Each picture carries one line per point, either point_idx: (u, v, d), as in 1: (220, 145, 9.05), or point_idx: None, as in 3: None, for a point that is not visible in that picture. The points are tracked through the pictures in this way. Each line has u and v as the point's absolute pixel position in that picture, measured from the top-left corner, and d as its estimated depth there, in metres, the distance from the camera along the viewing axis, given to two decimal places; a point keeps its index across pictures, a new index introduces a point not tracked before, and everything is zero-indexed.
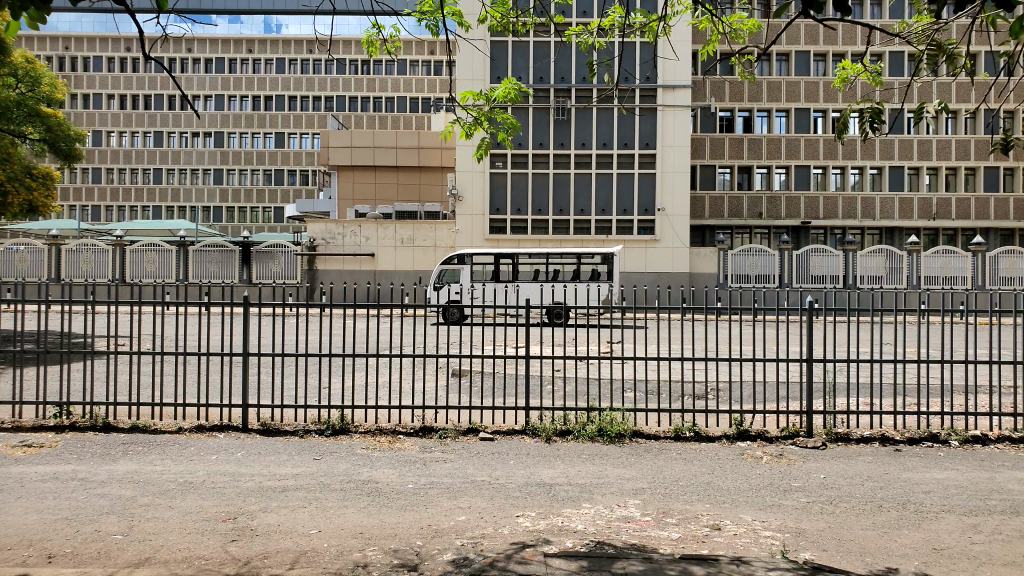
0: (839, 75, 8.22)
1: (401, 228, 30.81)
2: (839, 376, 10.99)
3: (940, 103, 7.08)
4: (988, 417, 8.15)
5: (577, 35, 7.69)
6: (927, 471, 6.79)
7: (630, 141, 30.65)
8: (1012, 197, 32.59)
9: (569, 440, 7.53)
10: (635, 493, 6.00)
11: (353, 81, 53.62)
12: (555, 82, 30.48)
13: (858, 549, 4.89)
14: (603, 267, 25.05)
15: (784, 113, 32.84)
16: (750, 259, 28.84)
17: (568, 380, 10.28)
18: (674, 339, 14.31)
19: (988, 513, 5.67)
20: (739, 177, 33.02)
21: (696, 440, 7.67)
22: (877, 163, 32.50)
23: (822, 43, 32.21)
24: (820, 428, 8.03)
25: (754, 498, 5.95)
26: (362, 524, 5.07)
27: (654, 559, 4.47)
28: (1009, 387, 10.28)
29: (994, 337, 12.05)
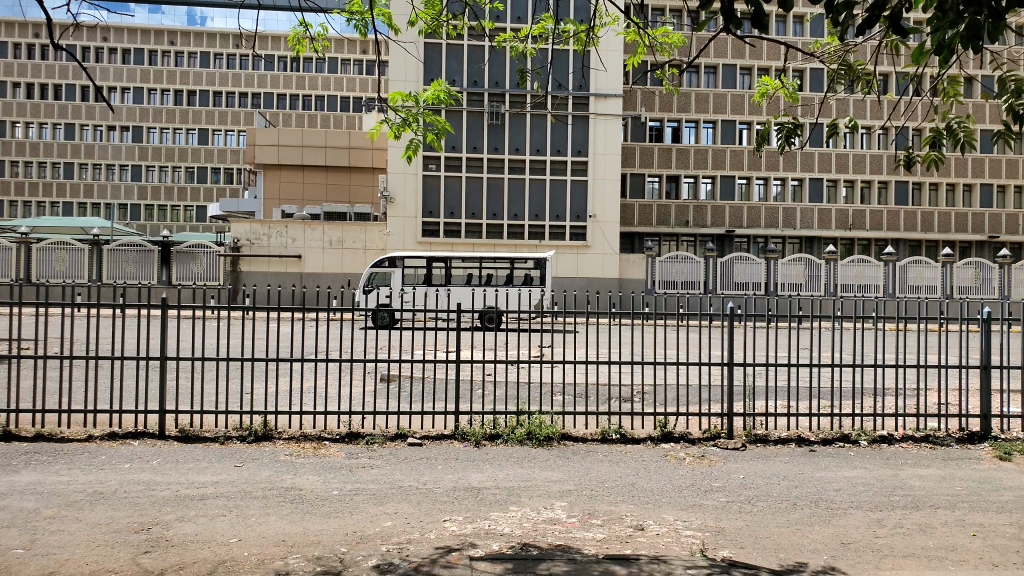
0: (760, 90, 8.47)
1: (329, 229, 30.27)
2: (759, 380, 11.37)
3: (853, 120, 7.40)
4: (895, 418, 8.55)
5: (507, 42, 7.72)
6: (838, 470, 7.07)
7: (563, 147, 30.97)
8: (920, 211, 34.29)
9: (497, 444, 7.54)
10: (562, 496, 6.05)
11: (281, 79, 52.41)
12: (489, 87, 30.59)
13: (774, 546, 5.04)
14: (536, 272, 25.25)
15: (712, 123, 33.71)
16: (678, 265, 29.75)
17: (496, 385, 10.28)
18: (603, 344, 14.54)
19: (894, 508, 5.94)
20: (667, 186, 33.80)
21: (622, 442, 7.79)
22: (798, 175, 33.78)
23: (747, 57, 33.31)
24: (741, 430, 8.26)
25: (676, 498, 6.08)
26: (284, 532, 4.95)
27: (577, 560, 4.51)
28: (915, 390, 10.79)
29: (905, 341, 12.60)
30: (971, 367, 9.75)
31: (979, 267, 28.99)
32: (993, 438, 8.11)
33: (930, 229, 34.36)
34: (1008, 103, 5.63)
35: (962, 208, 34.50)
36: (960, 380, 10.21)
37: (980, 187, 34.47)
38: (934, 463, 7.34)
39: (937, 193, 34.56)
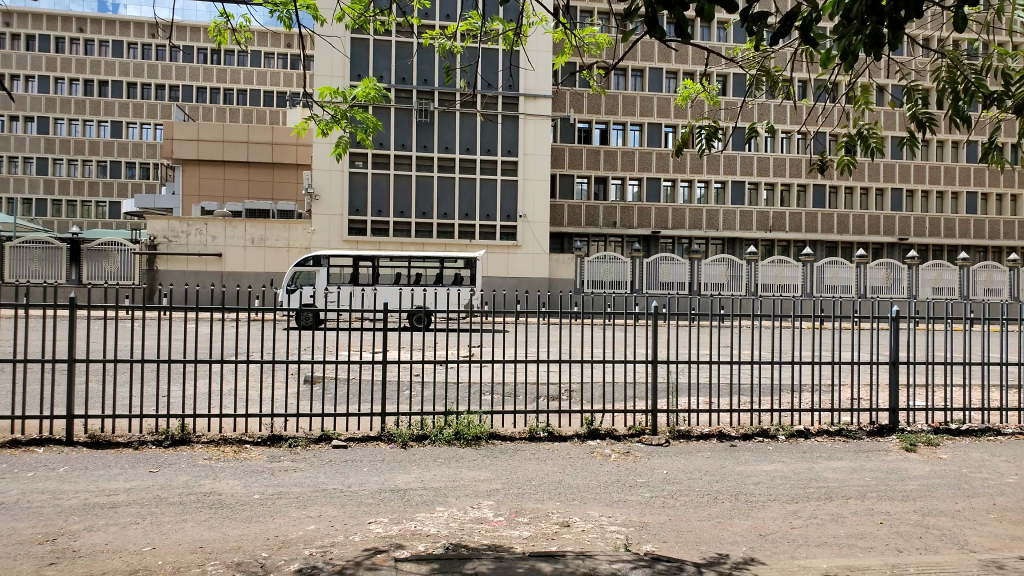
0: (682, 93, 8.64)
1: (251, 228, 29.55)
2: (684, 378, 11.65)
3: (770, 124, 7.63)
4: (811, 413, 8.87)
5: (436, 40, 7.65)
6: (758, 464, 7.30)
7: (492, 146, 31.01)
8: (836, 214, 35.76)
9: (425, 445, 7.49)
10: (489, 495, 6.05)
11: (200, 71, 50.58)
12: (418, 84, 30.34)
13: (695, 539, 5.16)
14: (466, 272, 25.23)
15: (638, 126, 34.37)
16: (606, 265, 30.12)
17: (423, 386, 10.21)
18: (533, 344, 14.67)
19: (809, 500, 6.16)
20: (595, 187, 34.22)
21: (549, 440, 7.85)
22: (721, 178, 34.74)
23: (673, 61, 34.10)
24: (664, 426, 8.44)
25: (601, 494, 6.17)
26: (202, 538, 4.80)
27: (503, 558, 4.52)
28: (831, 387, 11.22)
29: (821, 340, 13.12)
30: (880, 364, 10.24)
31: (889, 267, 30.33)
32: (900, 431, 8.54)
33: (846, 232, 35.88)
34: (913, 110, 5.94)
35: (875, 211, 36.13)
36: (872, 376, 10.70)
37: (891, 191, 36.17)
38: (845, 456, 7.65)
39: (853, 197, 36.02)
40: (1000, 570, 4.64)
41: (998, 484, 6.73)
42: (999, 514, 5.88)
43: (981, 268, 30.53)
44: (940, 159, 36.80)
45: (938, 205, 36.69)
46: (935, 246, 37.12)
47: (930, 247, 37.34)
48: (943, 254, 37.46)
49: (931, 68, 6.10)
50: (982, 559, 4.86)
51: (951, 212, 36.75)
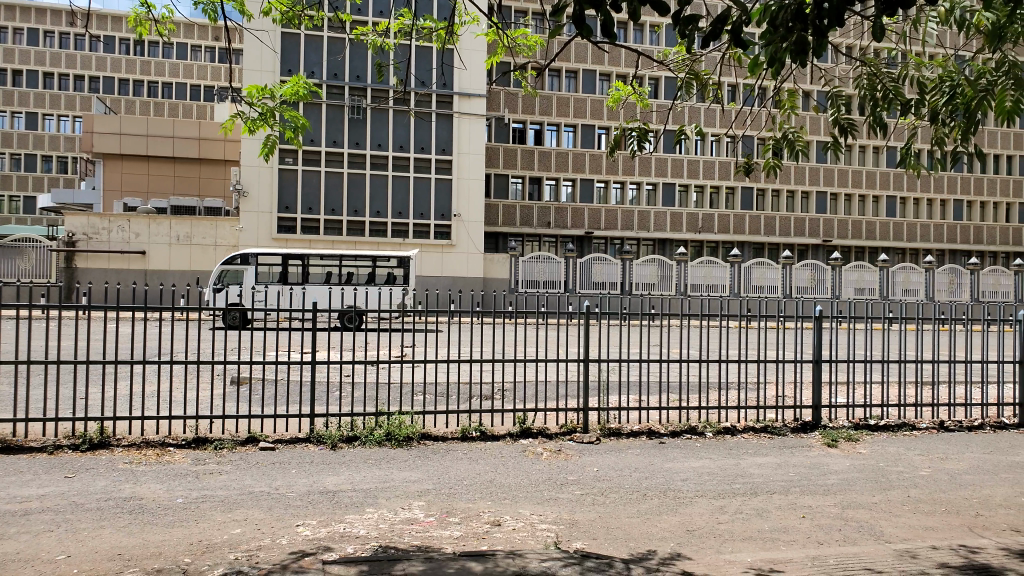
0: (613, 95, 8.80)
1: (177, 224, 28.67)
2: (615, 377, 11.85)
3: (697, 126, 7.80)
4: (737, 411, 9.12)
5: (366, 37, 7.56)
6: (685, 461, 7.48)
7: (426, 145, 30.90)
8: (763, 216, 36.86)
9: (355, 446, 7.42)
10: (420, 495, 6.04)
11: (122, 62, 48.68)
12: (350, 81, 29.98)
13: (625, 536, 5.27)
14: (399, 270, 24.97)
15: (572, 127, 34.73)
16: (540, 265, 30.37)
17: (355, 387, 10.13)
18: (467, 344, 14.75)
19: (733, 495, 6.35)
20: (530, 188, 34.41)
21: (482, 440, 7.87)
22: (653, 180, 35.45)
23: (606, 64, 34.55)
24: (595, 424, 8.56)
25: (533, 493, 6.23)
26: (120, 544, 4.65)
27: (434, 558, 4.51)
28: (757, 384, 11.57)
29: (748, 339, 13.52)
30: (805, 362, 10.60)
31: (814, 268, 31.38)
32: (822, 427, 8.86)
33: (772, 233, 37.01)
34: (835, 116, 6.23)
35: (800, 213, 37.36)
36: (796, 374, 11.08)
37: (815, 195, 37.49)
38: (769, 452, 7.92)
39: (779, 200, 37.19)
40: (913, 559, 4.88)
41: (912, 476, 7.07)
42: (912, 505, 6.18)
43: (900, 270, 31.93)
44: (862, 164, 38.21)
45: (859, 208, 38.14)
46: (856, 248, 38.62)
47: (852, 249, 38.83)
48: (865, 256, 38.99)
49: (852, 74, 6.36)
50: (897, 548, 5.10)
51: (872, 216, 38.29)
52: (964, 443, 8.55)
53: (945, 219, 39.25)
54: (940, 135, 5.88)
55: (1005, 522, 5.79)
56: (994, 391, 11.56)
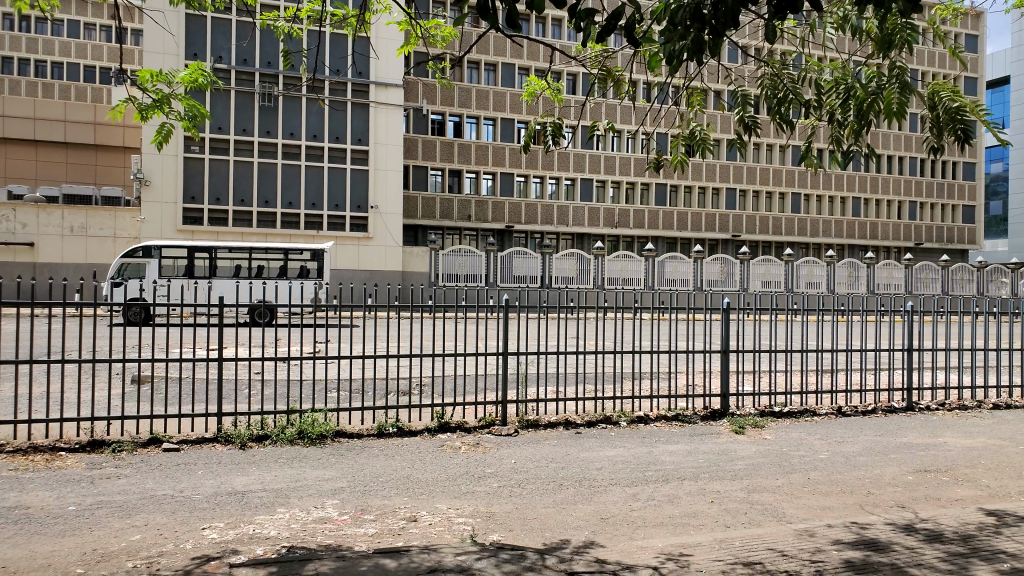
0: (528, 89, 8.77)
1: (70, 215, 27.35)
2: (531, 369, 11.97)
3: (611, 121, 7.85)
4: (652, 400, 9.30)
5: (273, 22, 7.25)
6: (600, 450, 7.58)
7: (341, 135, 30.28)
8: (676, 211, 37.96)
9: (265, 445, 7.19)
10: (333, 493, 5.90)
11: (7, 39, 45.16)
12: (260, 67, 29.03)
13: (540, 526, 5.28)
14: (312, 264, 24.27)
15: (491, 121, 34.64)
16: (460, 259, 30.09)
17: (265, 384, 9.85)
18: (387, 339, 14.61)
19: (646, 483, 6.47)
20: (449, 180, 34.17)
21: (398, 436, 7.76)
22: (571, 175, 35.92)
23: (525, 58, 34.55)
24: (514, 416, 8.58)
25: (449, 487, 6.18)
26: (4, 557, 4.35)
27: (346, 556, 4.39)
28: (670, 375, 11.84)
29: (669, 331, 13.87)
30: (714, 352, 10.91)
31: (724, 262, 32.42)
32: (731, 415, 9.15)
33: (685, 228, 38.17)
34: (741, 114, 6.42)
35: (712, 209, 38.59)
36: (707, 364, 11.38)
37: (725, 191, 38.73)
38: (682, 439, 8.11)
39: (691, 195, 38.31)
40: (812, 538, 5.06)
41: (813, 459, 7.38)
42: (813, 487, 6.44)
43: (804, 263, 33.29)
44: (769, 161, 39.70)
45: (767, 204, 39.71)
46: (764, 242, 40.15)
47: (760, 244, 40.33)
48: (772, 250, 40.56)
49: (756, 74, 6.56)
50: (797, 528, 5.29)
51: (778, 211, 39.90)
52: (860, 426, 8.99)
53: (845, 215, 41.19)
54: (840, 134, 6.05)
55: (895, 499, 6.11)
56: (885, 377, 12.24)
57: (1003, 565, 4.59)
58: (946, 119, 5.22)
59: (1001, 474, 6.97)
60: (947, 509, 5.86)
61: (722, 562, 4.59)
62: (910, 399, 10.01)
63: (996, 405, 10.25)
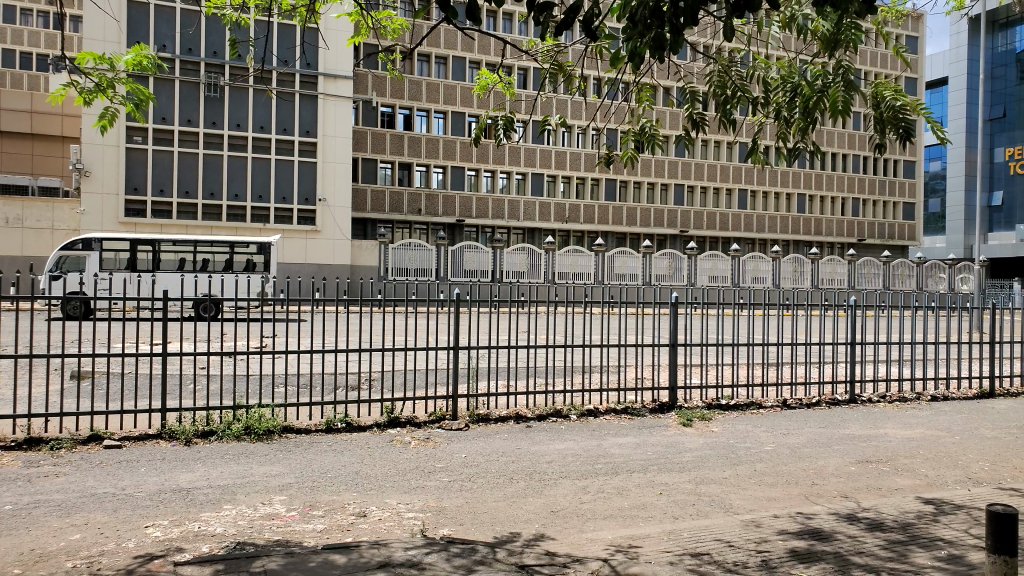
0: (479, 82, 8.79)
1: (6, 206, 26.65)
2: (481, 364, 11.96)
3: (562, 117, 7.87)
4: (601, 393, 9.39)
5: (218, 10, 7.08)
6: (550, 443, 7.64)
7: (289, 126, 29.80)
8: (626, 207, 38.36)
9: (211, 441, 7.07)
10: (281, 489, 5.84)
11: None
12: (206, 57, 28.40)
13: (490, 520, 5.32)
14: (258, 257, 24.04)
15: (442, 114, 34.50)
16: (410, 253, 30.04)
17: (211, 379, 9.67)
18: (337, 334, 14.49)
19: (595, 475, 6.57)
20: (399, 173, 33.91)
21: (347, 431, 7.71)
22: (522, 170, 35.98)
23: (475, 52, 34.52)
24: (464, 410, 8.59)
25: (399, 482, 6.17)
26: None
27: (294, 553, 4.36)
28: (619, 368, 11.96)
29: (622, 325, 14.02)
30: (663, 345, 11.06)
31: (671, 257, 32.83)
32: (678, 407, 9.32)
33: (634, 224, 38.60)
34: (689, 111, 6.52)
35: (660, 204, 39.15)
36: (655, 357, 11.53)
37: (673, 187, 39.29)
38: (630, 432, 8.24)
39: (640, 191, 38.76)
40: (757, 528, 5.20)
41: (758, 451, 7.57)
42: (758, 478, 6.62)
43: (750, 259, 33.99)
44: (716, 158, 40.42)
45: (713, 200, 40.40)
46: (710, 238, 40.83)
47: (707, 239, 40.99)
48: (719, 246, 41.22)
49: (703, 71, 6.68)
50: (743, 519, 5.42)
51: (725, 207, 40.61)
52: (804, 418, 9.26)
53: (790, 211, 42.09)
54: (785, 131, 6.18)
55: (837, 489, 6.32)
56: (829, 370, 12.59)
57: (939, 551, 4.77)
58: (888, 118, 5.42)
59: (937, 463, 7.25)
60: (887, 498, 6.08)
61: (670, 553, 4.68)
62: (853, 391, 10.34)
63: (933, 397, 10.63)
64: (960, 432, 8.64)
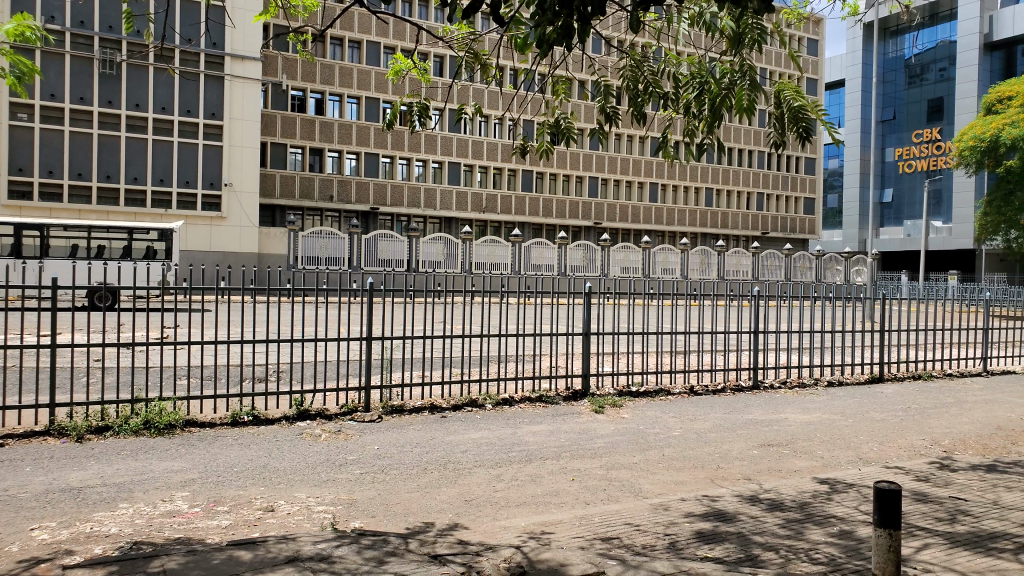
0: (393, 67, 8.61)
1: None
2: (395, 355, 11.83)
3: (478, 106, 7.78)
4: (516, 382, 9.40)
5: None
6: (466, 432, 7.62)
7: (193, 108, 28.62)
8: (542, 198, 38.70)
9: (106, 437, 6.71)
10: (183, 485, 5.58)
11: None
12: (100, 31, 26.91)
13: (403, 511, 5.24)
14: (160, 244, 22.94)
15: (356, 99, 33.84)
16: (321, 241, 29.41)
17: (107, 372, 9.18)
18: (247, 324, 14.08)
19: (510, 463, 6.58)
20: (310, 158, 33.01)
21: (254, 424, 7.45)
22: (438, 158, 35.71)
23: (391, 37, 33.96)
24: (378, 402, 8.43)
25: (309, 475, 6.01)
26: None
27: (196, 550, 4.15)
28: (534, 359, 12.08)
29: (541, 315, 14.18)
30: (577, 334, 11.17)
31: (586, 249, 33.21)
32: (591, 395, 9.45)
33: (549, 215, 38.97)
34: (602, 104, 6.59)
35: (575, 196, 39.59)
36: (570, 345, 11.65)
37: (588, 179, 39.84)
38: (544, 420, 8.30)
39: (556, 182, 39.16)
40: (666, 512, 5.31)
41: (666, 436, 7.75)
42: (668, 462, 6.77)
43: (660, 251, 34.78)
44: (628, 152, 41.20)
45: (626, 193, 41.20)
46: (623, 230, 41.68)
47: (620, 231, 41.81)
48: (630, 237, 42.20)
49: (616, 65, 6.73)
50: (652, 503, 5.53)
51: (637, 200, 41.49)
52: (710, 404, 9.56)
53: (698, 205, 43.41)
54: (692, 126, 6.30)
55: (740, 471, 6.55)
56: (735, 358, 13.06)
57: (831, 528, 5.00)
58: (789, 118, 5.61)
59: (832, 445, 7.61)
60: (786, 479, 6.33)
61: (581, 538, 4.72)
62: (756, 378, 10.73)
63: (830, 382, 11.16)
64: (852, 415, 9.10)
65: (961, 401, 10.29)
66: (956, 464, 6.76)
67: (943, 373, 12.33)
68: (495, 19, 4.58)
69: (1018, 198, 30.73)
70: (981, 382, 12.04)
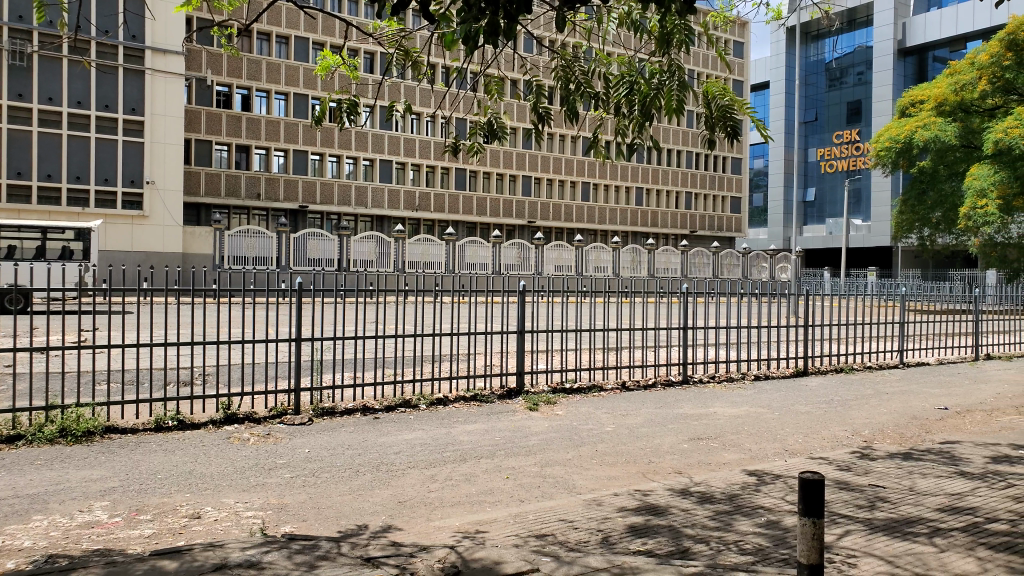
0: (321, 63, 8.42)
1: None
2: (325, 357, 11.62)
3: (409, 102, 7.73)
4: (450, 381, 9.35)
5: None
6: (399, 433, 7.56)
7: (111, 103, 27.54)
8: (475, 197, 38.75)
9: (18, 447, 6.42)
10: (102, 495, 5.37)
11: None
12: (10, 21, 25.58)
13: (335, 514, 5.17)
14: (76, 244, 22.14)
15: (284, 95, 33.10)
16: (248, 240, 28.67)
17: (17, 378, 8.76)
18: (170, 326, 13.59)
19: (443, 463, 6.56)
20: (236, 156, 32.16)
21: (178, 429, 7.23)
22: (369, 156, 35.25)
23: (319, 32, 33.38)
24: (308, 404, 8.27)
25: (237, 479, 5.87)
26: None
27: (117, 562, 4.00)
28: (467, 357, 12.03)
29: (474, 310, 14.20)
30: (510, 333, 11.18)
31: (520, 247, 33.39)
32: (525, 393, 9.48)
33: (483, 214, 39.06)
34: (534, 103, 6.59)
35: (508, 195, 39.77)
36: (505, 342, 11.65)
37: (521, 178, 40.04)
38: (478, 419, 8.30)
39: (490, 181, 39.24)
40: (599, 507, 5.39)
41: (599, 433, 7.85)
42: (601, 458, 6.86)
43: (593, 249, 35.21)
44: (560, 151, 41.53)
45: (559, 192, 41.57)
46: (556, 228, 42.03)
47: (553, 230, 42.17)
48: (563, 236, 42.59)
49: (548, 65, 6.76)
50: (586, 499, 5.59)
51: (569, 199, 41.88)
52: (641, 399, 9.71)
53: (629, 204, 44.12)
54: (623, 125, 6.34)
55: (671, 465, 6.69)
56: (668, 354, 13.27)
57: (758, 518, 5.15)
58: (718, 118, 5.76)
59: (758, 438, 7.85)
60: (715, 472, 6.50)
61: (516, 536, 4.74)
62: (685, 373, 10.95)
63: (756, 376, 11.50)
64: (777, 408, 9.40)
65: (879, 392, 10.74)
66: (874, 453, 7.06)
67: (863, 365, 12.88)
68: (424, 16, 4.54)
69: (930, 197, 32.52)
70: (897, 373, 12.60)
